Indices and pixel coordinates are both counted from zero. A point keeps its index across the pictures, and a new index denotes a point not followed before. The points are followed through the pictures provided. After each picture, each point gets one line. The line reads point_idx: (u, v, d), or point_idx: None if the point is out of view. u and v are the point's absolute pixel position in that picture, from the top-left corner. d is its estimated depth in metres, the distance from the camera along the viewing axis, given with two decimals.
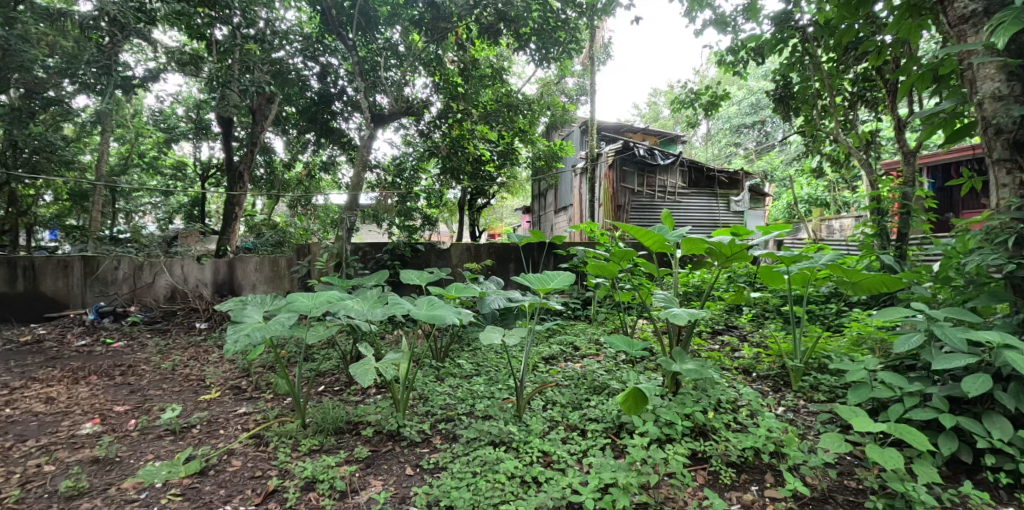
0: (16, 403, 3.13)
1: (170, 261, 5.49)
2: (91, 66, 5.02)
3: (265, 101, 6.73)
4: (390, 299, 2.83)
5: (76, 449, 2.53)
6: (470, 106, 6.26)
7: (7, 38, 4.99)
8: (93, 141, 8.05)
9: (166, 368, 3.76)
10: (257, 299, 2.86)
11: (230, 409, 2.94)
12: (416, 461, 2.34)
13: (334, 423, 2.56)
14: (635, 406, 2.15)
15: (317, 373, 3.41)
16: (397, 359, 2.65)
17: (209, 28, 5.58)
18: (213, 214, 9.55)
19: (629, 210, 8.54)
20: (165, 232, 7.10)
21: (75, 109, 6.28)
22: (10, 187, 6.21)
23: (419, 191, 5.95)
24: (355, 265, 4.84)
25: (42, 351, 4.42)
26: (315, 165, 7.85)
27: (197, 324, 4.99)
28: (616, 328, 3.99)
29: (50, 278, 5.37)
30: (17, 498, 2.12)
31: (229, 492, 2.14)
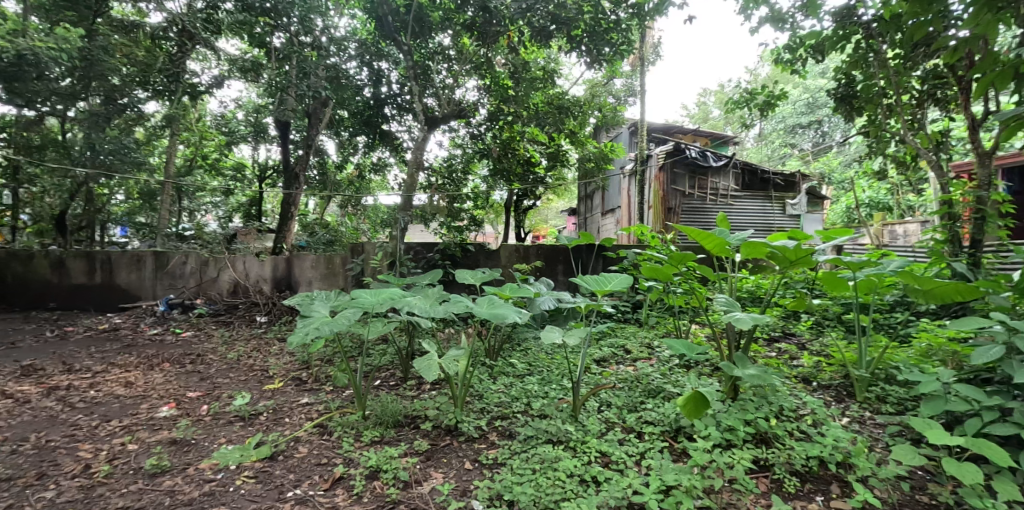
0: (100, 385, 3.37)
1: (234, 257, 5.79)
2: (164, 76, 5.63)
3: (320, 105, 6.96)
4: (449, 297, 2.93)
5: (156, 430, 2.71)
6: (520, 108, 6.30)
7: (90, 50, 5.44)
8: (162, 144, 8.57)
9: (232, 358, 4.00)
10: (323, 294, 3.02)
11: (293, 399, 3.11)
12: (475, 456, 2.42)
13: (394, 416, 2.68)
14: (696, 411, 2.16)
15: (374, 368, 3.56)
16: (457, 357, 2.74)
17: (268, 36, 5.88)
18: (269, 213, 10.02)
19: (678, 213, 8.40)
20: (226, 230, 7.49)
21: (148, 113, 6.71)
22: (88, 187, 6.70)
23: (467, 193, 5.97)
24: (408, 264, 5.00)
25: (119, 338, 4.76)
26: (366, 166, 8.11)
27: (258, 317, 5.25)
28: (668, 333, 3.97)
29: (125, 271, 5.84)
30: (106, 473, 2.25)
31: (298, 477, 2.27)
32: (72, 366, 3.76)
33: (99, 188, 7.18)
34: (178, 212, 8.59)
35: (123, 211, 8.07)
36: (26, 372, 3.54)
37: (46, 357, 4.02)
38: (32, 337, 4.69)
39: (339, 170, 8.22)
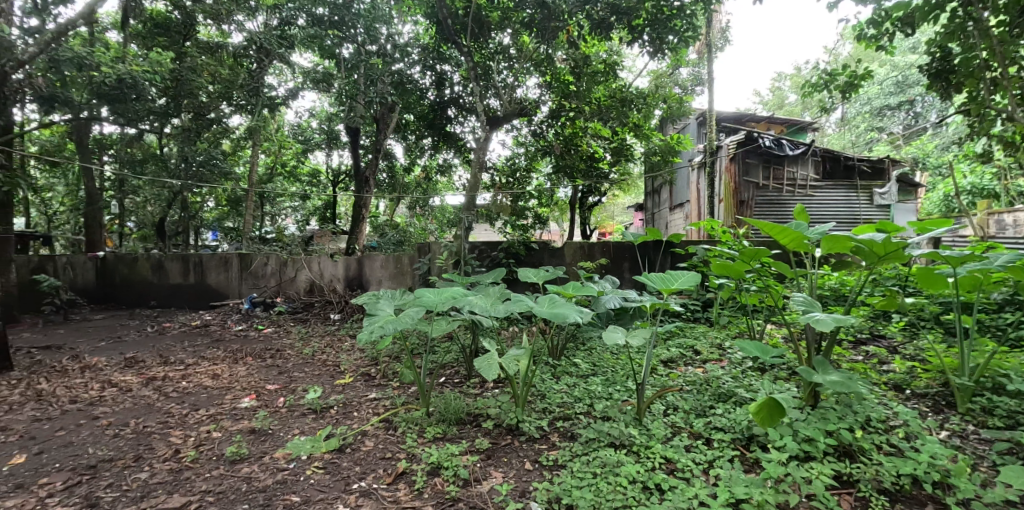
0: (191, 377, 3.67)
1: (310, 258, 6.13)
2: (245, 90, 6.00)
3: (387, 110, 7.33)
4: (511, 296, 2.92)
5: (237, 420, 2.90)
6: (581, 103, 6.20)
7: (180, 71, 5.94)
8: (246, 154, 9.24)
9: (307, 354, 4.23)
10: (388, 293, 3.11)
11: (362, 393, 3.23)
12: (535, 457, 2.40)
13: (456, 413, 2.71)
14: (770, 419, 2.03)
15: (439, 365, 3.64)
16: (518, 356, 2.73)
17: (338, 48, 6.18)
18: (343, 215, 10.56)
19: (752, 206, 7.93)
20: (304, 232, 7.94)
21: (232, 126, 7.27)
22: (183, 197, 7.34)
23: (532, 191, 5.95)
24: (472, 263, 5.09)
25: (209, 333, 5.17)
26: (432, 168, 8.29)
27: (332, 315, 5.52)
28: (741, 333, 3.76)
29: (215, 271, 6.36)
30: (194, 457, 2.44)
31: (363, 470, 2.34)
32: (168, 359, 4.11)
33: (193, 197, 7.86)
34: (262, 217, 9.24)
35: (214, 217, 8.77)
36: (130, 363, 3.91)
37: (148, 350, 4.43)
38: (137, 332, 5.19)
39: (407, 173, 8.49)
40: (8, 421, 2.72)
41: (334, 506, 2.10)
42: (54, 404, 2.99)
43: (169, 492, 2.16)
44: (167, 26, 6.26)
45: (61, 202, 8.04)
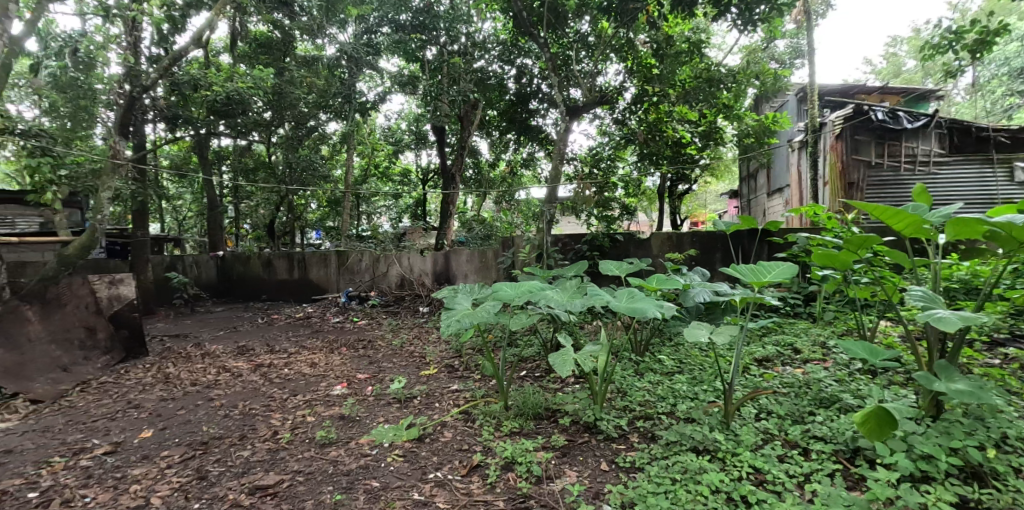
0: (293, 364, 3.99)
1: (400, 254, 6.43)
2: (340, 98, 6.37)
3: (471, 107, 7.41)
4: (589, 289, 2.83)
5: (329, 406, 3.09)
6: (665, 87, 5.82)
7: (281, 86, 6.48)
8: (344, 158, 9.91)
9: (396, 345, 4.44)
10: (467, 287, 3.14)
11: (444, 385, 3.32)
12: (612, 458, 2.32)
13: (533, 408, 2.70)
14: (879, 432, 1.78)
15: (520, 358, 3.66)
16: (596, 352, 2.65)
17: (422, 51, 6.42)
18: (433, 212, 11.00)
19: (864, 188, 7.09)
20: (396, 229, 8.34)
21: (328, 133, 7.80)
22: (289, 200, 8.01)
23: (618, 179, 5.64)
24: (555, 257, 5.07)
25: (311, 325, 5.61)
26: (516, 163, 8.33)
27: (421, 308, 5.76)
28: (849, 331, 3.38)
29: (316, 267, 6.90)
30: (289, 439, 2.63)
31: (440, 460, 2.38)
32: (274, 348, 4.50)
33: (299, 199, 8.57)
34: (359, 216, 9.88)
35: (317, 217, 9.51)
36: (242, 351, 4.34)
37: (259, 339, 4.90)
38: (251, 322, 5.77)
39: (491, 168, 8.62)
40: (141, 400, 3.11)
41: (411, 494, 2.13)
42: (178, 386, 3.38)
43: (266, 470, 2.32)
44: (269, 45, 6.87)
45: (190, 209, 9.12)
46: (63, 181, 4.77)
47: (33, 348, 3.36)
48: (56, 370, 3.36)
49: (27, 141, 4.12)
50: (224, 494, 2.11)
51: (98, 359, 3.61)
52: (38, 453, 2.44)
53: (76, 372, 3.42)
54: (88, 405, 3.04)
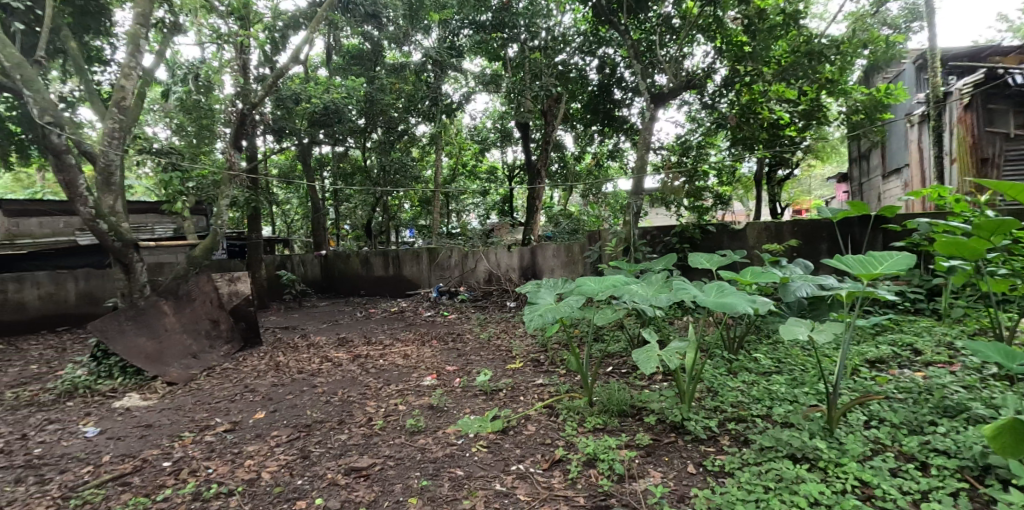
0: (388, 356, 4.24)
1: (487, 249, 6.58)
2: (427, 101, 6.58)
3: (554, 102, 7.34)
4: (675, 283, 2.70)
5: (420, 396, 3.22)
6: (759, 66, 5.31)
7: (372, 94, 6.91)
8: (434, 159, 10.33)
9: (484, 339, 4.56)
10: (550, 281, 3.11)
11: (529, 379, 3.35)
12: (700, 460, 2.21)
13: (618, 405, 2.64)
14: (1017, 449, 1.53)
15: (605, 354, 3.59)
16: (683, 349, 2.53)
17: (503, 48, 6.49)
18: (520, 208, 11.14)
19: (1001, 164, 6.09)
20: (484, 226, 8.56)
21: (418, 135, 8.15)
22: (384, 200, 8.52)
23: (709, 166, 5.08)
24: (643, 250, 4.91)
25: (405, 318, 5.92)
26: (602, 155, 8.15)
27: (508, 302, 5.86)
28: (987, 330, 2.93)
29: (409, 264, 7.29)
30: (382, 425, 2.76)
31: (523, 453, 2.38)
32: (371, 340, 4.81)
33: (393, 200, 9.08)
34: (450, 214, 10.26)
35: (410, 216, 10.01)
36: (343, 342, 4.70)
37: (359, 331, 5.26)
38: (352, 316, 6.21)
39: (577, 161, 8.49)
40: (256, 385, 3.47)
41: (493, 484, 2.13)
42: (288, 373, 3.73)
43: (361, 453, 2.45)
44: (361, 56, 7.32)
45: (299, 212, 10.00)
46: (192, 192, 5.44)
47: (169, 337, 3.82)
48: (187, 356, 3.81)
49: (161, 158, 4.74)
50: (324, 473, 2.26)
51: (221, 347, 4.09)
52: (173, 429, 2.80)
53: (203, 359, 3.87)
54: (213, 388, 3.44)
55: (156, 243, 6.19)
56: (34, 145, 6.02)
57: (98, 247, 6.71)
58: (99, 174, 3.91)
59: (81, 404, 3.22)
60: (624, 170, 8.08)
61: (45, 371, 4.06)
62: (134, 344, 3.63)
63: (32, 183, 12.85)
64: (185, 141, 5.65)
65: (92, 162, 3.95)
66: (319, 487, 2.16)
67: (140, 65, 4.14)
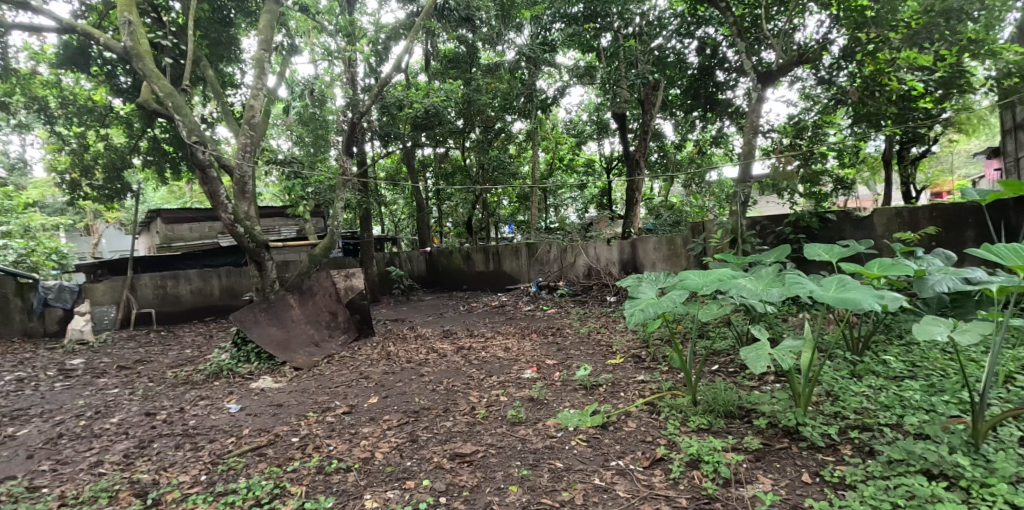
0: (490, 348, 4.39)
1: (587, 243, 6.56)
2: (522, 98, 6.64)
3: (651, 89, 7.07)
4: (788, 276, 2.50)
5: (520, 388, 3.28)
6: (884, 32, 4.75)
7: (469, 95, 7.19)
8: (531, 155, 10.45)
9: (583, 333, 4.55)
10: (652, 275, 2.96)
11: (630, 375, 3.28)
12: (817, 469, 2.05)
13: (725, 405, 2.51)
14: None
15: (711, 352, 3.42)
16: (797, 348, 2.34)
17: (597, 39, 6.37)
18: (618, 201, 10.92)
19: None
20: (583, 220, 8.53)
21: (514, 132, 8.29)
22: (483, 198, 8.78)
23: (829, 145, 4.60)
24: (752, 242, 4.59)
25: (505, 312, 6.07)
26: (705, 141, 7.69)
27: (608, 297, 5.77)
28: None
29: (510, 259, 7.52)
30: (485, 415, 2.85)
31: (623, 449, 2.33)
32: (474, 333, 5.00)
33: (492, 198, 9.32)
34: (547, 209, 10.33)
35: (508, 213, 10.22)
36: (448, 334, 4.94)
37: (462, 325, 5.49)
38: (455, 310, 6.50)
39: (678, 149, 8.10)
40: (369, 372, 3.77)
41: (592, 479, 2.13)
42: (397, 362, 4.00)
43: (465, 440, 2.56)
44: (457, 59, 7.61)
45: (405, 211, 10.61)
46: (312, 196, 5.99)
47: (295, 327, 4.27)
48: (310, 344, 4.25)
49: (285, 167, 5.29)
50: (431, 456, 2.41)
51: (339, 337, 4.49)
52: (300, 409, 3.14)
53: (324, 347, 4.28)
54: (332, 374, 3.80)
55: (283, 243, 6.93)
56: (185, 161, 7.00)
57: (234, 250, 7.43)
58: (235, 184, 4.46)
59: (226, 384, 3.71)
60: (731, 157, 7.57)
61: (197, 355, 4.72)
62: (266, 333, 4.10)
63: (184, 192, 14.90)
64: (304, 150, 6.25)
65: (228, 173, 4.51)
66: (426, 469, 2.30)
67: (264, 86, 4.66)
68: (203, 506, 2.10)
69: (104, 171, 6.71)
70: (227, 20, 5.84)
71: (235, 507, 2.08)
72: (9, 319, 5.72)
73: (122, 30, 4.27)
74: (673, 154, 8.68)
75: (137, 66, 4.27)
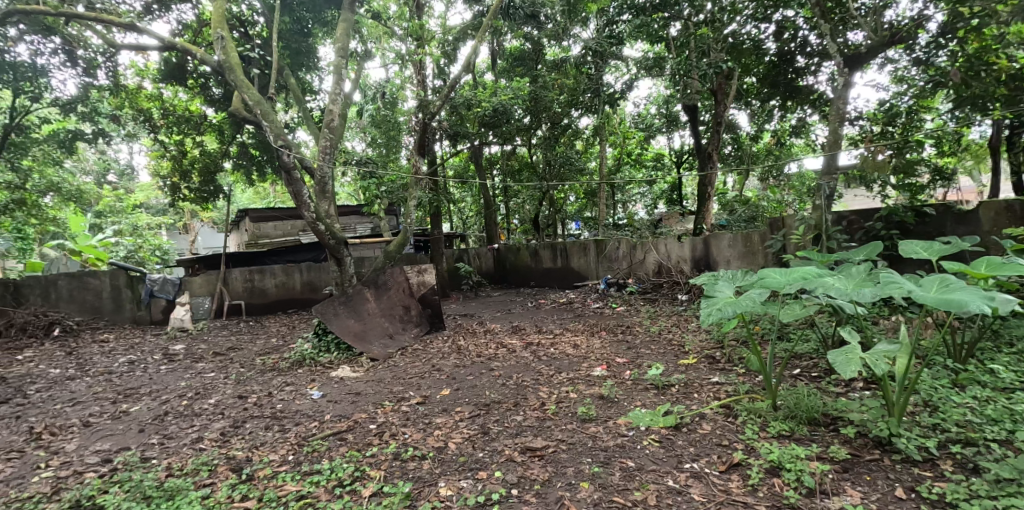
0: (558, 345, 4.39)
1: (657, 240, 6.39)
2: (589, 93, 6.56)
3: (724, 79, 6.77)
4: (881, 275, 2.33)
5: (590, 385, 3.26)
6: (991, 4, 4.15)
7: (537, 92, 7.20)
8: (598, 150, 10.31)
9: (654, 332, 4.45)
10: (728, 273, 2.84)
11: (704, 376, 3.17)
12: (913, 486, 1.90)
13: (807, 412, 2.38)
14: None
15: (793, 355, 3.24)
16: (891, 353, 2.18)
17: (666, 28, 6.16)
18: (689, 196, 10.54)
19: None
20: (653, 216, 8.32)
21: (581, 128, 8.21)
22: (550, 194, 8.78)
23: (927, 132, 4.17)
24: (839, 238, 4.30)
25: (573, 309, 6.04)
26: (785, 132, 7.26)
27: (679, 295, 5.60)
28: None
29: (577, 256, 7.49)
30: (555, 410, 2.87)
31: (698, 452, 2.27)
32: (542, 329, 5.03)
33: (559, 194, 9.30)
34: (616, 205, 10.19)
35: (575, 209, 10.16)
36: (517, 330, 5.00)
37: (531, 321, 5.53)
38: (522, 306, 6.56)
39: (754, 141, 7.69)
40: (441, 365, 3.89)
41: (665, 480, 2.09)
42: (467, 356, 4.10)
43: (536, 435, 2.58)
44: (523, 57, 7.65)
45: (472, 209, 10.81)
46: (385, 195, 6.25)
47: (371, 320, 4.48)
48: (385, 336, 4.44)
49: (361, 167, 5.55)
50: (502, 449, 2.45)
51: (412, 330, 4.67)
52: (376, 398, 3.29)
53: (397, 339, 4.47)
54: (405, 366, 3.95)
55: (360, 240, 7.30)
56: (269, 164, 7.52)
57: (314, 247, 8.03)
58: (317, 185, 4.73)
59: (309, 371, 3.96)
60: (815, 147, 7.10)
61: (282, 344, 5.05)
62: (345, 325, 4.33)
63: (268, 192, 15.97)
64: (377, 151, 6.52)
65: (310, 174, 4.80)
66: (498, 461, 2.34)
67: (342, 91, 4.90)
68: (292, 484, 2.26)
69: (200, 175, 7.35)
70: (306, 31, 6.18)
71: (320, 487, 2.22)
72: (121, 307, 6.41)
73: (216, 45, 4.65)
74: (749, 147, 8.26)
75: (229, 78, 4.62)
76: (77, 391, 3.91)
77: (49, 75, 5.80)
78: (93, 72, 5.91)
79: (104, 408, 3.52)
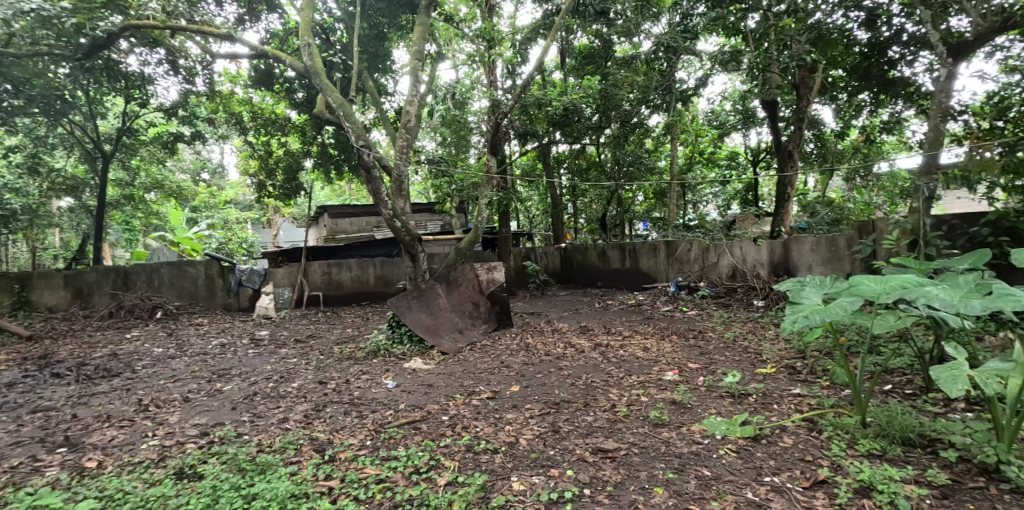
0: (628, 347, 4.34)
1: (732, 243, 6.15)
2: (661, 90, 6.39)
3: (808, 72, 6.38)
4: (994, 286, 2.12)
5: (662, 389, 3.20)
6: None
7: (608, 90, 7.09)
8: (667, 148, 10.03)
9: (729, 339, 4.29)
10: (816, 279, 2.69)
11: (784, 387, 3.03)
12: None
13: (902, 431, 2.22)
14: None
15: (885, 369, 3.03)
16: (1005, 372, 1.99)
17: (745, 21, 5.87)
18: (766, 196, 10.00)
19: None
20: (726, 218, 8.00)
21: (650, 126, 8.01)
22: (618, 194, 8.64)
23: None
24: (941, 244, 3.95)
25: (642, 312, 5.94)
26: (876, 129, 6.75)
27: (755, 301, 5.36)
28: None
29: (646, 257, 7.35)
30: (625, 413, 2.84)
31: (778, 465, 2.18)
32: (610, 331, 4.98)
33: (626, 194, 9.15)
34: (686, 205, 9.87)
35: (642, 209, 9.94)
36: (585, 331, 4.98)
37: (598, 322, 5.49)
38: (588, 307, 6.52)
39: (841, 138, 7.17)
40: (510, 362, 3.96)
41: (743, 491, 2.02)
42: (535, 354, 4.14)
43: (607, 436, 2.57)
44: (592, 55, 7.58)
45: (538, 207, 10.85)
46: (455, 194, 6.41)
47: (442, 314, 4.62)
48: (455, 331, 4.57)
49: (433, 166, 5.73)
50: (573, 448, 2.47)
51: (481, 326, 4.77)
52: (448, 390, 3.41)
53: (467, 334, 4.59)
54: (475, 361, 4.05)
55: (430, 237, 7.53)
56: (346, 162, 7.91)
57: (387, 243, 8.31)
58: (393, 183, 4.94)
59: (383, 362, 4.16)
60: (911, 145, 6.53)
61: (357, 335, 5.32)
62: (418, 318, 4.49)
63: (343, 190, 16.75)
64: (447, 151, 6.69)
65: (386, 173, 5.02)
66: (570, 460, 2.36)
67: (417, 92, 5.07)
68: (372, 468, 2.39)
69: (284, 173, 7.86)
70: (382, 35, 6.43)
71: (398, 472, 2.33)
72: (213, 294, 7.00)
73: (302, 52, 4.92)
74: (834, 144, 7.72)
75: (314, 82, 4.90)
76: (179, 370, 4.31)
77: (155, 82, 6.39)
78: (191, 79, 6.45)
79: (201, 386, 3.86)
